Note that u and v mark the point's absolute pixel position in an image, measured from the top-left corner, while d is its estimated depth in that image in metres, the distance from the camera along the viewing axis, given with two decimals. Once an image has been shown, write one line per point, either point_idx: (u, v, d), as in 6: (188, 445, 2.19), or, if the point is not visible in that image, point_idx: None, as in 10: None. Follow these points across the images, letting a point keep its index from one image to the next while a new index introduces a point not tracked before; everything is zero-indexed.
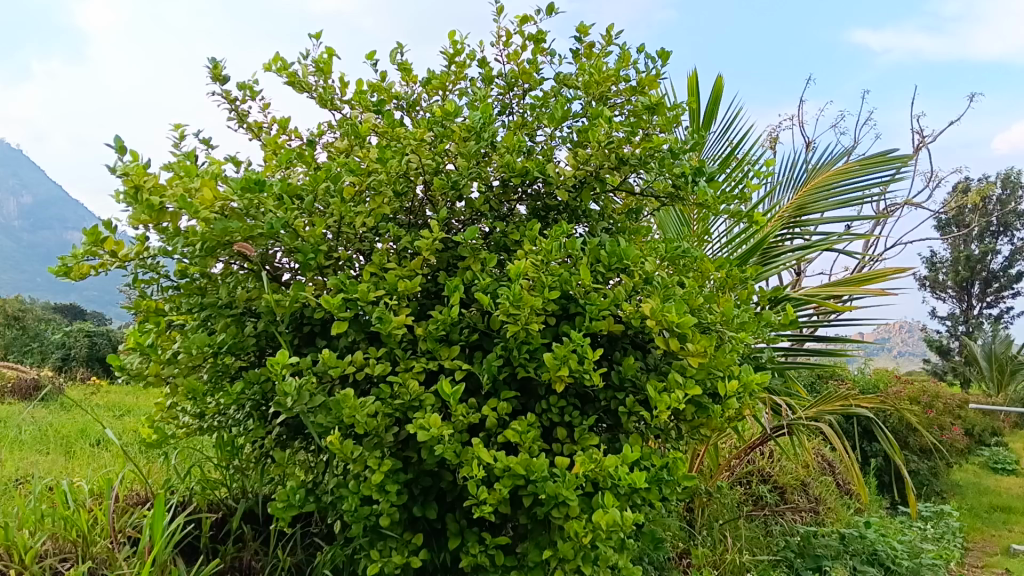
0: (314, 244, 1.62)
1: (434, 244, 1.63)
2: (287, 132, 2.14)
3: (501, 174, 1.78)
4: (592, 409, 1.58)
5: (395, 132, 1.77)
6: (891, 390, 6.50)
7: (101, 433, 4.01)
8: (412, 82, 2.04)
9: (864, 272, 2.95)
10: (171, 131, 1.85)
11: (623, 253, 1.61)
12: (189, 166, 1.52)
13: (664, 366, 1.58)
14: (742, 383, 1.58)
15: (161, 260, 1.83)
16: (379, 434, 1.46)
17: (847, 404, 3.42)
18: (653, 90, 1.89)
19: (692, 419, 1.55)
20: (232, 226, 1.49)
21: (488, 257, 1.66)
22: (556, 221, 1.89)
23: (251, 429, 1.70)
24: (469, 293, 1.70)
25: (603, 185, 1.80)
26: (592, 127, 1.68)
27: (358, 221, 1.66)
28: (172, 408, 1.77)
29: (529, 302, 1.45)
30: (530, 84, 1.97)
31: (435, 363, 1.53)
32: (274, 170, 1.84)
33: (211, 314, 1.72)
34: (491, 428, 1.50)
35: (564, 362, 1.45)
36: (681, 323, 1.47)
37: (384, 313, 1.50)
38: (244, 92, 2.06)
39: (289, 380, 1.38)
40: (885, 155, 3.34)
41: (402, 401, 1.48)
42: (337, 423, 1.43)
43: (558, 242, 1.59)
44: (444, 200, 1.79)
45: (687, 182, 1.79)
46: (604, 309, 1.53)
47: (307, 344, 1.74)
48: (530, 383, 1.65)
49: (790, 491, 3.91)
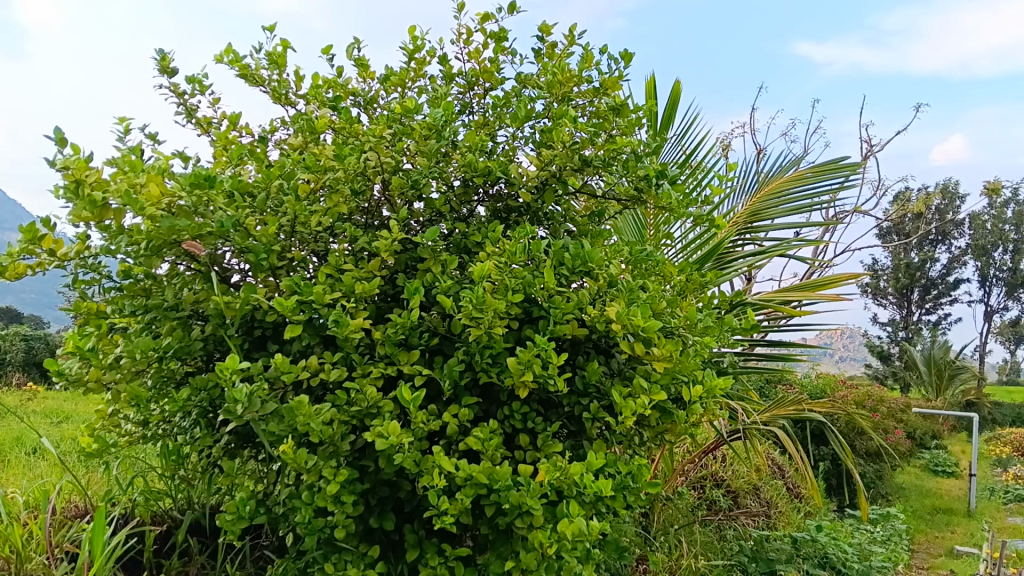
0: (267, 244, 1.56)
1: (392, 244, 1.58)
2: (238, 129, 2.06)
3: (462, 174, 1.74)
4: (555, 416, 1.55)
5: (352, 129, 1.71)
6: (838, 395, 6.62)
7: (37, 440, 3.84)
8: (369, 78, 1.98)
9: (817, 278, 2.98)
10: (115, 125, 1.76)
11: (587, 255, 1.58)
12: (135, 160, 1.43)
13: (629, 372, 1.55)
14: (707, 388, 1.56)
15: (103, 260, 1.75)
16: (335, 443, 1.40)
17: (801, 409, 3.46)
18: (616, 92, 1.87)
19: (657, 426, 1.53)
20: (180, 224, 1.41)
21: (449, 259, 1.62)
22: (518, 222, 1.85)
23: (198, 437, 1.62)
24: (429, 295, 1.65)
25: (566, 186, 1.76)
26: (556, 128, 1.65)
27: (314, 220, 1.60)
28: (114, 415, 1.68)
29: (493, 305, 1.40)
30: (491, 83, 1.93)
31: (393, 369, 1.48)
32: (225, 166, 1.76)
33: (157, 316, 1.64)
34: (452, 436, 1.45)
35: (528, 366, 1.41)
36: (647, 327, 1.44)
37: (342, 316, 1.43)
38: (193, 85, 1.98)
39: (240, 387, 1.32)
40: (837, 163, 3.39)
41: (359, 408, 1.42)
42: (290, 431, 1.37)
43: (522, 244, 1.55)
44: (402, 200, 1.74)
45: (650, 185, 1.77)
46: (568, 312, 1.50)
47: (259, 348, 1.66)
48: (492, 389, 1.60)
49: (743, 495, 3.94)
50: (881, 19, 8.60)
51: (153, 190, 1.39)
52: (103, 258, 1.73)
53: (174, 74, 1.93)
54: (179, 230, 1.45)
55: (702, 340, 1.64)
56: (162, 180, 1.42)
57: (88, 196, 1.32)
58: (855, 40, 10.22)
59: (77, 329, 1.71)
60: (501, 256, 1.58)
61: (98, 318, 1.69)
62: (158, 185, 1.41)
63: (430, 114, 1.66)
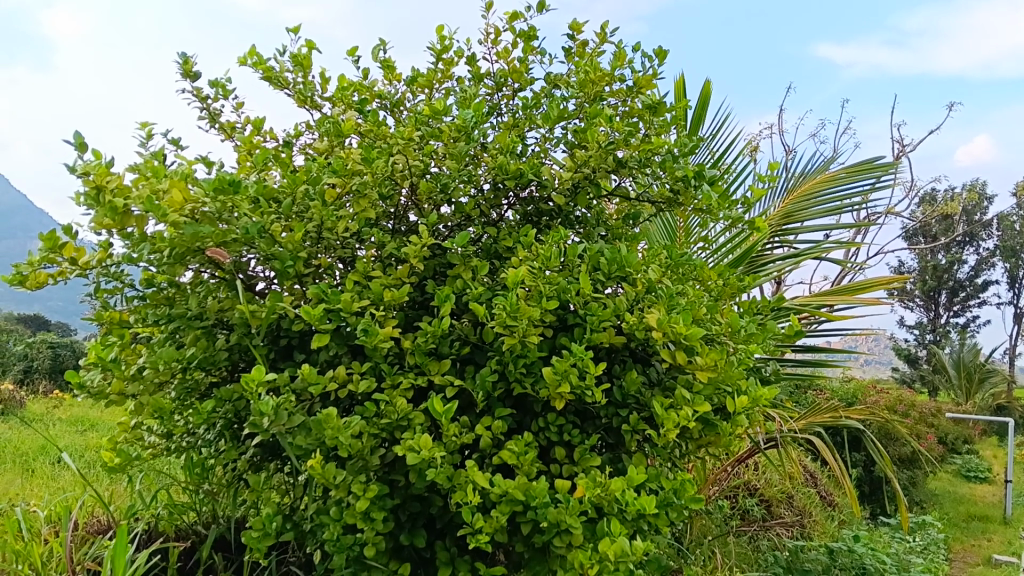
0: (293, 251, 1.51)
1: (421, 251, 1.52)
2: (262, 133, 2.02)
3: (493, 177, 1.68)
4: (592, 428, 1.48)
5: (379, 131, 1.66)
6: (869, 400, 6.49)
7: (64, 449, 3.84)
8: (395, 80, 1.93)
9: (854, 282, 2.89)
10: (137, 130, 1.73)
11: (625, 260, 1.51)
12: (158, 165, 1.39)
13: (669, 382, 1.48)
14: (751, 399, 1.49)
15: (126, 268, 1.71)
16: (364, 457, 1.34)
17: (837, 417, 3.36)
18: (650, 91, 1.79)
19: (700, 438, 1.45)
20: (204, 231, 1.36)
21: (480, 264, 1.56)
22: (549, 227, 1.79)
23: (223, 450, 1.57)
24: (460, 303, 1.59)
25: (600, 188, 1.70)
26: (591, 128, 1.59)
27: (340, 226, 1.55)
28: (137, 427, 1.64)
29: (527, 313, 1.34)
30: (521, 83, 1.87)
31: (424, 380, 1.42)
32: (250, 171, 1.72)
33: (180, 326, 1.59)
34: (485, 449, 1.39)
35: (564, 377, 1.35)
36: (689, 335, 1.37)
37: (370, 325, 1.38)
38: (216, 90, 1.94)
39: (266, 399, 1.27)
40: (872, 163, 3.29)
41: (389, 421, 1.36)
42: (318, 444, 1.31)
43: (556, 248, 1.49)
44: (431, 204, 1.68)
45: (688, 186, 1.70)
46: (605, 320, 1.44)
47: (285, 358, 1.61)
48: (525, 400, 1.54)
49: (776, 504, 3.85)
50: (908, 17, 8.46)
51: (176, 195, 1.35)
52: (126, 267, 1.69)
53: (197, 77, 1.90)
54: (203, 237, 1.41)
55: (745, 348, 1.56)
56: (185, 186, 1.38)
57: (109, 202, 1.28)
58: (882, 39, 10.07)
59: (100, 339, 1.67)
60: (535, 261, 1.52)
61: (121, 327, 1.65)
62: (181, 191, 1.36)
63: (460, 114, 1.61)
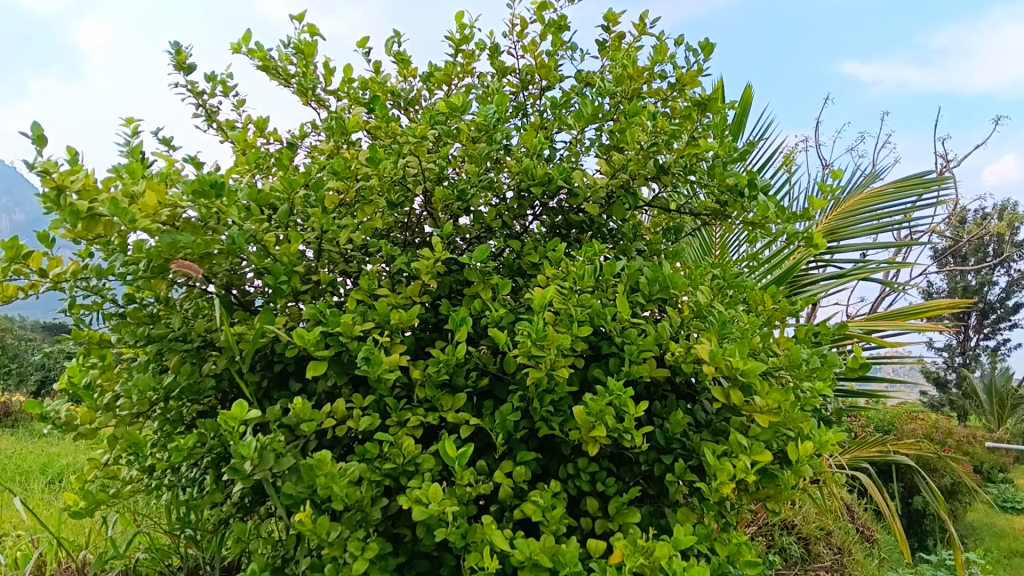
0: (289, 264, 1.33)
1: (434, 266, 1.32)
2: (265, 135, 1.85)
3: (518, 183, 1.48)
4: (629, 476, 1.27)
5: (390, 130, 1.47)
6: (906, 428, 6.20)
7: (66, 467, 3.71)
8: (410, 76, 1.74)
9: (911, 306, 2.64)
10: (121, 126, 1.55)
11: (669, 281, 1.30)
12: (134, 165, 1.21)
13: (720, 424, 1.27)
14: (817, 445, 1.27)
15: (108, 282, 1.53)
16: (364, 508, 1.15)
17: (886, 451, 3.12)
18: (694, 89, 1.59)
19: (759, 492, 1.24)
20: (183, 240, 1.17)
21: (501, 282, 1.36)
22: (580, 241, 1.59)
23: (207, 491, 1.38)
24: (479, 326, 1.39)
25: (637, 198, 1.50)
26: (630, 129, 1.38)
27: (343, 236, 1.35)
28: (112, 462, 1.45)
29: (556, 341, 1.14)
30: (550, 80, 1.67)
31: (435, 417, 1.22)
32: (245, 173, 1.54)
33: (161, 348, 1.41)
34: (505, 500, 1.18)
35: (599, 418, 1.15)
36: (747, 370, 1.16)
37: (373, 352, 1.18)
38: (214, 85, 1.77)
39: (246, 440, 1.07)
40: (920, 178, 3.06)
41: (392, 466, 1.17)
42: (310, 493, 1.12)
43: (590, 265, 1.29)
44: (447, 214, 1.49)
45: (738, 197, 1.50)
46: (646, 350, 1.23)
47: (279, 387, 1.42)
48: (552, 440, 1.34)
49: (814, 541, 3.60)
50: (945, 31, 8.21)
51: (149, 198, 1.15)
52: (106, 281, 1.52)
53: (191, 71, 1.73)
54: (182, 247, 1.22)
55: (807, 385, 1.35)
56: (161, 187, 1.19)
57: (69, 206, 1.09)
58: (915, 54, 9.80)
59: (75, 360, 1.49)
60: (565, 279, 1.32)
61: (99, 347, 1.46)
62: (155, 193, 1.16)
63: (480, 112, 1.41)
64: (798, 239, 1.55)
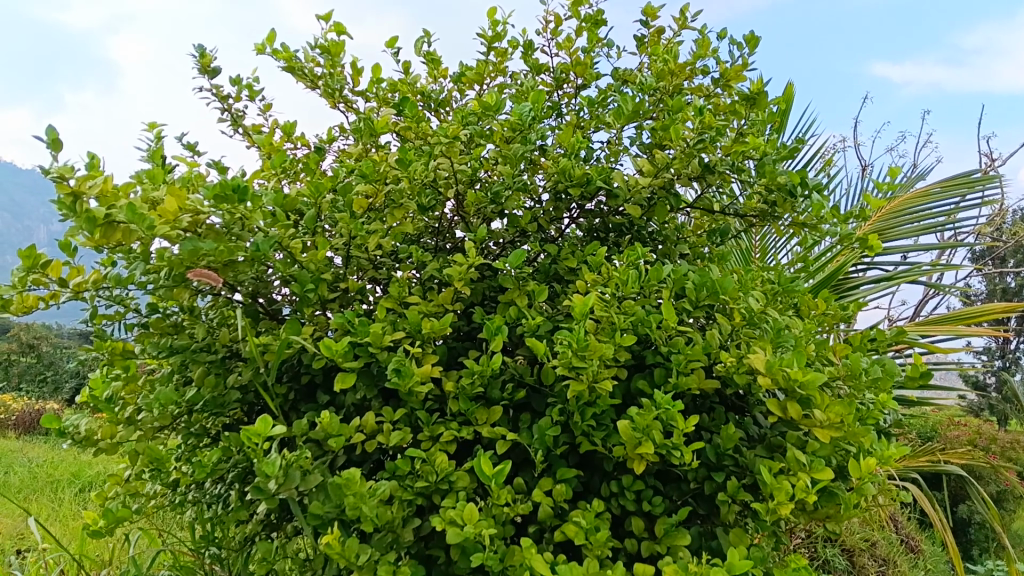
0: (315, 272, 1.27)
1: (468, 272, 1.26)
2: (292, 139, 1.80)
3: (554, 185, 1.41)
4: (677, 494, 1.19)
5: (421, 131, 1.40)
6: (950, 435, 6.01)
7: (97, 476, 3.72)
8: (441, 76, 1.68)
9: (963, 310, 2.52)
10: (144, 130, 1.50)
11: (717, 286, 1.22)
12: (154, 169, 1.16)
13: (775, 439, 1.18)
14: (881, 462, 1.18)
15: (131, 291, 1.49)
16: (395, 530, 1.08)
17: (937, 461, 2.98)
18: (740, 83, 1.51)
19: (818, 513, 1.15)
20: (205, 247, 1.12)
21: (538, 289, 1.28)
22: (619, 244, 1.51)
23: (232, 508, 1.32)
24: (515, 335, 1.32)
25: (680, 198, 1.42)
26: (674, 125, 1.30)
27: (372, 242, 1.29)
28: (135, 478, 1.40)
29: (599, 351, 1.07)
30: (586, 77, 1.60)
31: (469, 432, 1.15)
32: (271, 177, 1.48)
33: (185, 359, 1.35)
34: (545, 521, 1.11)
35: (647, 434, 1.07)
36: (806, 382, 1.08)
37: (403, 364, 1.11)
38: (240, 88, 1.72)
39: (271, 458, 1.01)
40: (969, 176, 2.93)
41: (425, 484, 1.10)
42: (338, 513, 1.05)
43: (633, 270, 1.21)
44: (480, 218, 1.42)
45: (788, 197, 1.41)
46: (694, 361, 1.15)
47: (306, 400, 1.36)
48: (593, 456, 1.26)
49: (859, 554, 3.48)
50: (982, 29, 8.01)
51: (169, 204, 1.10)
52: (129, 290, 1.47)
53: (216, 74, 1.68)
54: (205, 254, 1.16)
55: (867, 396, 1.26)
56: (182, 192, 1.13)
57: (86, 211, 1.04)
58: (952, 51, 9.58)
59: (98, 372, 1.44)
60: (606, 286, 1.24)
61: (122, 358, 1.41)
62: (175, 198, 1.11)
63: (515, 110, 1.34)
64: (852, 241, 1.46)
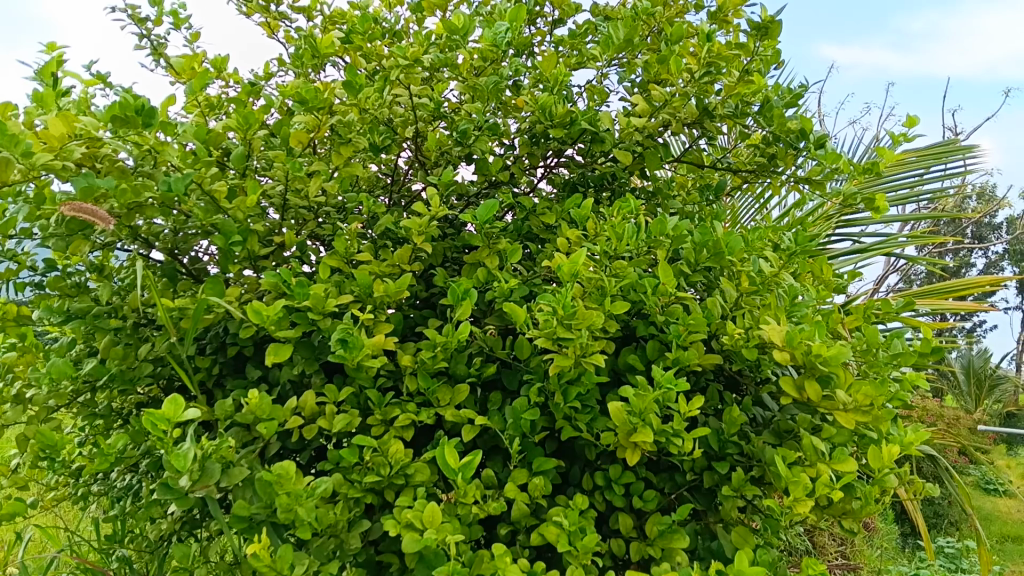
0: (244, 221, 1.05)
1: (428, 226, 1.05)
2: (223, 76, 1.56)
3: (530, 127, 1.21)
4: (671, 487, 1.02)
5: (374, 60, 1.19)
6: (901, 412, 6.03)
7: None
8: (397, 4, 1.46)
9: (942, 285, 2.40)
10: (41, 51, 1.26)
11: (722, 245, 1.05)
12: (39, 88, 0.93)
13: (785, 424, 1.02)
14: (902, 450, 1.03)
15: (26, 245, 1.25)
16: (339, 534, 0.88)
17: None
18: (740, 18, 1.33)
19: (833, 510, 0.99)
20: (104, 183, 0.90)
21: (510, 246, 1.09)
22: (600, 200, 1.33)
23: (144, 502, 1.11)
24: (482, 301, 1.13)
25: (671, 147, 1.23)
26: (672, 57, 1.12)
27: (314, 188, 1.08)
28: (28, 466, 1.17)
29: (590, 319, 0.88)
30: (564, 8, 1.41)
31: (430, 416, 0.96)
32: (196, 112, 1.26)
33: (87, 324, 1.13)
34: (519, 522, 0.93)
35: (643, 418, 0.89)
36: (831, 358, 0.91)
37: (350, 333, 0.91)
38: (161, 12, 1.48)
39: (181, 449, 0.80)
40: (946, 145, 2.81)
41: (376, 479, 0.90)
42: (268, 516, 0.85)
43: (625, 225, 1.02)
44: (442, 164, 1.22)
45: (794, 147, 1.24)
46: (697, 332, 0.98)
47: (234, 375, 1.15)
48: (572, 441, 1.08)
49: (819, 534, 3.41)
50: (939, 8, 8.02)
51: (53, 125, 0.88)
52: (23, 244, 1.24)
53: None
54: (104, 194, 0.94)
55: (884, 375, 1.11)
56: (70, 113, 0.92)
57: None
58: None
59: None
60: (592, 243, 1.06)
61: (14, 323, 1.18)
62: (62, 121, 0.88)
63: (486, 34, 1.14)
64: (857, 201, 1.31)
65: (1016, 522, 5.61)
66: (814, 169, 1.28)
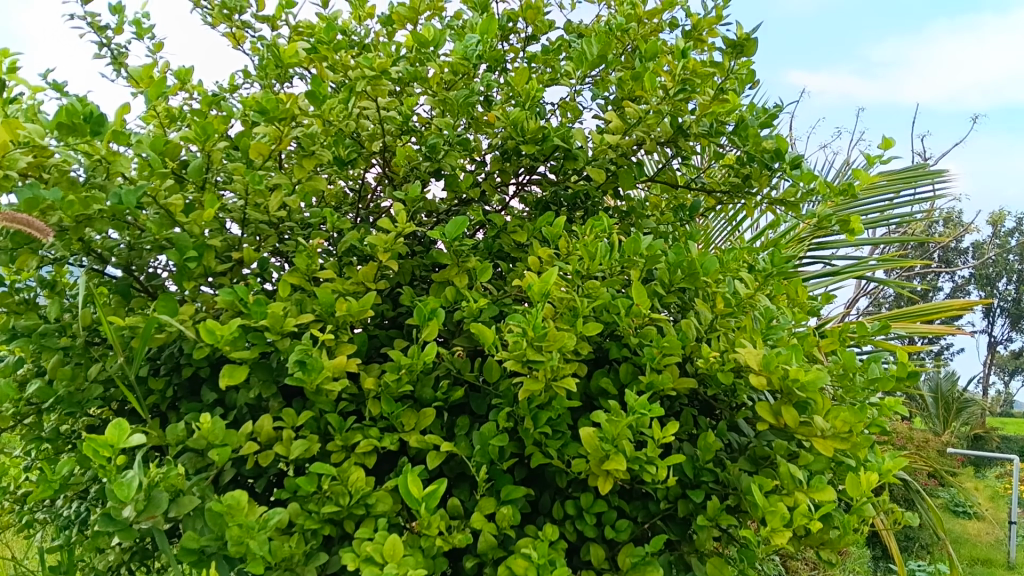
0: (201, 236, 1.00)
1: (394, 242, 1.02)
2: (186, 87, 1.52)
3: (501, 143, 1.18)
4: (644, 516, 0.99)
5: (341, 72, 1.16)
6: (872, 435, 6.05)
7: None
8: (367, 16, 1.43)
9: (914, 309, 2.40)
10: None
11: (696, 266, 1.03)
12: None
13: (762, 451, 0.99)
14: (879, 477, 1.01)
15: None
16: (294, 568, 0.83)
17: None
18: (715, 36, 1.31)
19: (810, 539, 0.97)
20: (48, 193, 0.85)
21: (480, 265, 1.06)
22: (573, 218, 1.30)
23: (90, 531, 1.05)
24: (450, 322, 1.09)
25: (645, 166, 1.21)
26: (646, 72, 1.10)
27: (275, 202, 1.03)
28: None
29: (561, 340, 0.84)
30: (537, 24, 1.39)
31: (393, 441, 0.92)
32: (155, 123, 1.22)
33: (34, 343, 1.07)
34: (486, 553, 0.88)
35: (616, 445, 0.85)
36: (809, 383, 0.88)
37: (309, 354, 0.87)
38: (121, 19, 1.44)
39: (125, 477, 0.75)
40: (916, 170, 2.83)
41: (335, 508, 0.85)
42: (219, 548, 0.80)
43: (598, 243, 1.00)
44: (410, 180, 1.18)
45: (769, 167, 1.22)
46: (671, 356, 0.94)
47: (190, 396, 1.10)
48: (542, 467, 1.04)
49: (792, 559, 3.37)
50: None
51: None
52: None
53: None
54: (50, 206, 0.89)
55: (860, 401, 1.08)
56: (14, 120, 0.87)
57: None
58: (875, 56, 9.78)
59: None
60: (564, 263, 1.03)
61: None
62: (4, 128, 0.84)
63: (457, 47, 1.12)
64: (831, 223, 1.29)
65: (983, 545, 5.64)
66: (789, 190, 1.27)
